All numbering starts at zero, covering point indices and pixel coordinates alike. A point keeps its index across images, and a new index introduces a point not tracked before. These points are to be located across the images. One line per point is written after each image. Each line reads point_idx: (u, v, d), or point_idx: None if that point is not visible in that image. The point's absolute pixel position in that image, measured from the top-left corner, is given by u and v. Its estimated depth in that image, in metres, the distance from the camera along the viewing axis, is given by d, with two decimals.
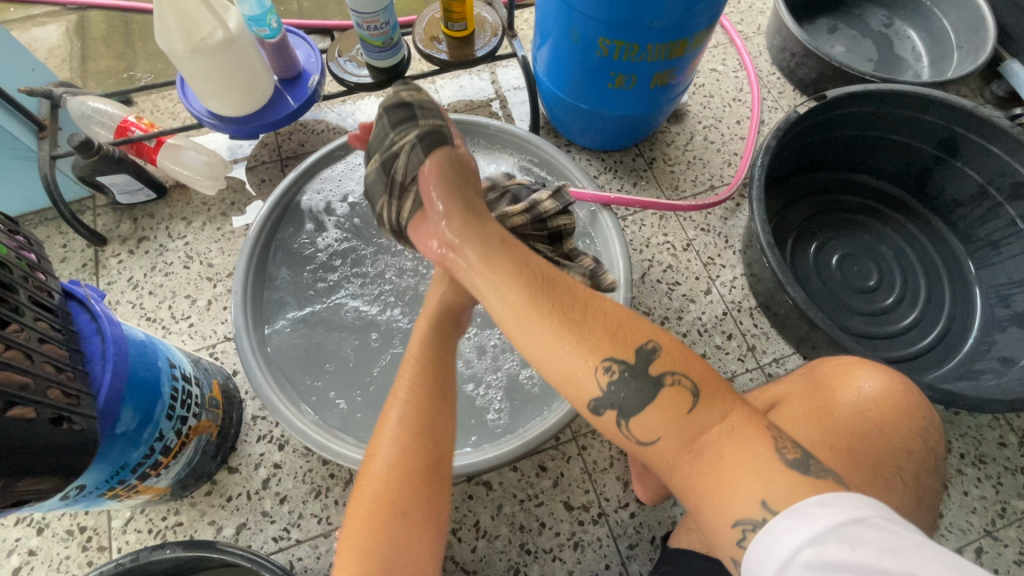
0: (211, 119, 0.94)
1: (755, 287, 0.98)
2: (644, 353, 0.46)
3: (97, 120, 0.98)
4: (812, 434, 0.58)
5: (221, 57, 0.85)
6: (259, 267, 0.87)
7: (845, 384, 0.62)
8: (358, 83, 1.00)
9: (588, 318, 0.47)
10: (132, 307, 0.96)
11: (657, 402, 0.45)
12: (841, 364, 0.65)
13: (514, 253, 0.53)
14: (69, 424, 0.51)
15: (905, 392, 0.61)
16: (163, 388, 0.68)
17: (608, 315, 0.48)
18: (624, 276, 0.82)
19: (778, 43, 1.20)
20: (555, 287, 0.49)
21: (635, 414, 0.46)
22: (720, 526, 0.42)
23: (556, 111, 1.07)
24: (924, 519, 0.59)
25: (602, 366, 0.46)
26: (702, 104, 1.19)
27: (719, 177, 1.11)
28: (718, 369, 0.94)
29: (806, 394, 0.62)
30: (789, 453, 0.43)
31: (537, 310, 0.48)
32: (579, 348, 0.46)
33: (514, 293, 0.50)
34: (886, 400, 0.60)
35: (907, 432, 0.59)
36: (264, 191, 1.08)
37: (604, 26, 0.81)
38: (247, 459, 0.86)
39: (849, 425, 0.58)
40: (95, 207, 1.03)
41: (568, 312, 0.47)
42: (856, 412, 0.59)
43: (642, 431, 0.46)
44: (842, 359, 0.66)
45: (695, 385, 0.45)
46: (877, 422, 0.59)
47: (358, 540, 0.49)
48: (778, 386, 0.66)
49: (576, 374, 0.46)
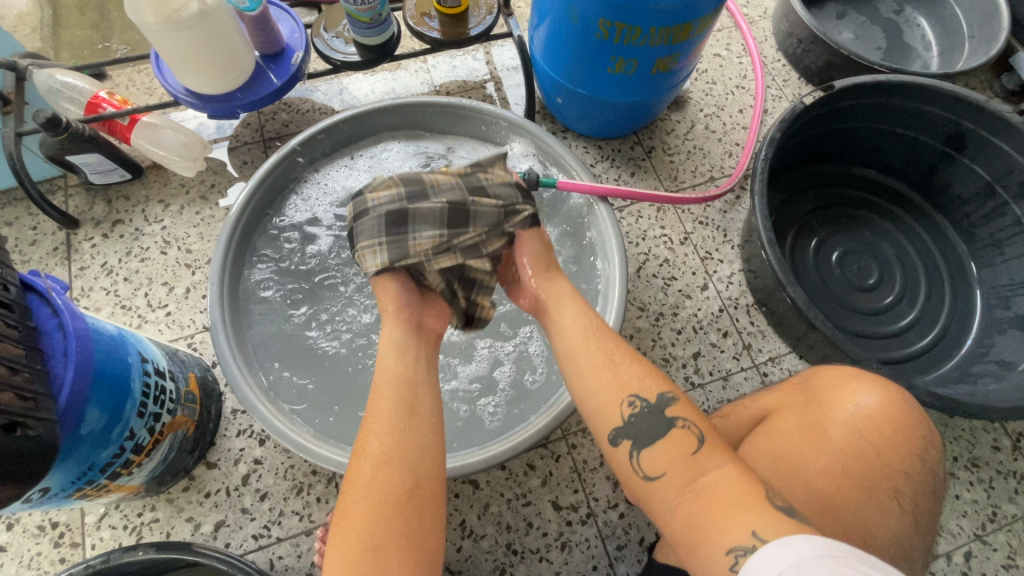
0: (188, 97, 0.89)
1: (753, 284, 0.95)
2: (664, 398, 0.57)
3: (66, 95, 0.92)
4: (805, 453, 0.56)
5: (197, 31, 0.79)
6: (241, 256, 0.83)
7: (840, 399, 0.58)
8: (344, 61, 0.94)
9: (639, 369, 0.59)
10: (106, 294, 0.92)
11: (668, 438, 0.54)
12: (836, 374, 0.61)
13: (578, 305, 0.66)
14: (22, 430, 0.47)
15: (905, 408, 0.58)
16: (134, 384, 0.65)
17: (647, 366, 0.60)
18: (620, 273, 0.79)
19: (786, 29, 1.16)
20: (606, 336, 0.63)
21: (648, 445, 0.54)
22: (714, 554, 0.45)
23: (552, 95, 1.02)
24: (925, 541, 0.57)
25: (627, 401, 0.57)
26: (705, 91, 1.15)
27: (719, 168, 1.08)
28: (712, 368, 0.92)
29: (799, 408, 0.59)
30: (779, 499, 0.48)
31: (587, 348, 0.61)
32: (612, 386, 0.58)
33: (574, 337, 0.63)
34: (882, 416, 0.57)
35: (905, 453, 0.57)
36: (246, 173, 1.03)
37: (605, 7, 0.77)
38: (227, 455, 0.83)
39: (843, 444, 0.56)
40: (66, 187, 0.98)
41: (624, 359, 0.60)
42: (851, 430, 0.56)
43: (650, 466, 0.53)
44: (841, 370, 0.62)
45: (702, 433, 0.53)
46: (873, 442, 0.56)
47: (346, 537, 0.49)
48: (770, 395, 0.63)
49: (606, 408, 0.58)
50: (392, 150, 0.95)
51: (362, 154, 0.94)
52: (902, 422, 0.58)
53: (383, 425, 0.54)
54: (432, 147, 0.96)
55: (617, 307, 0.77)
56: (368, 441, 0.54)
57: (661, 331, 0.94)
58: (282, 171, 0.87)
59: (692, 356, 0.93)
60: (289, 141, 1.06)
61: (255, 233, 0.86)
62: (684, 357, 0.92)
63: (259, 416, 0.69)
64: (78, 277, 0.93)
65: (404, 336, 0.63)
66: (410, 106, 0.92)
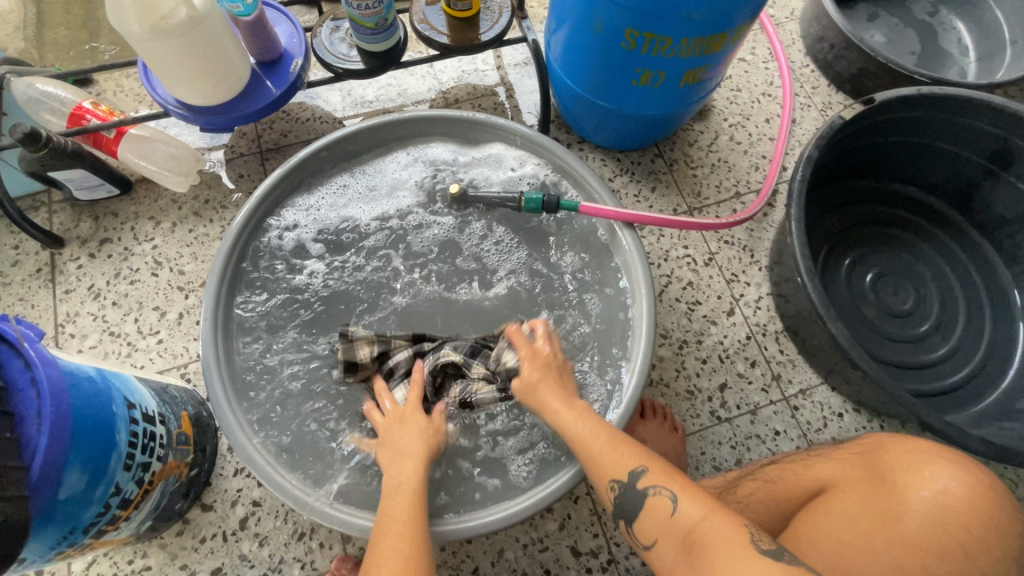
0: (179, 108, 0.82)
1: (783, 309, 0.89)
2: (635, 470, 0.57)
3: (48, 105, 0.86)
4: (872, 547, 0.50)
5: (186, 39, 0.73)
6: (237, 284, 0.77)
7: (914, 483, 0.52)
8: (347, 69, 0.87)
9: (607, 442, 0.60)
10: (94, 320, 0.86)
11: (645, 510, 0.55)
12: (901, 447, 0.56)
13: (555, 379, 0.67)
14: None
15: (996, 499, 0.51)
16: (119, 435, 0.59)
17: (613, 437, 0.61)
18: (648, 305, 0.73)
19: (816, 31, 1.08)
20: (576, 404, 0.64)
21: (636, 518, 0.56)
22: None
23: (569, 104, 0.96)
24: None
25: (609, 485, 0.58)
26: (729, 99, 1.08)
27: (745, 183, 1.01)
28: (739, 401, 0.86)
29: (862, 488, 0.54)
30: (762, 545, 0.48)
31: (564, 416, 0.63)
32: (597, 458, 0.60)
33: (555, 405, 0.64)
34: (967, 506, 0.50)
35: (999, 553, 0.49)
36: (242, 187, 0.96)
37: (633, 15, 0.70)
38: (223, 496, 0.78)
39: (919, 539, 0.49)
40: (50, 203, 0.92)
41: (601, 434, 0.61)
42: (931, 523, 0.50)
43: (646, 538, 0.55)
44: (899, 439, 0.58)
45: (672, 493, 0.54)
46: (955, 537, 0.49)
47: None
48: (832, 467, 0.58)
49: (597, 481, 0.60)
50: (400, 161, 0.87)
51: (367, 167, 0.87)
52: (994, 514, 0.51)
53: (405, 517, 0.57)
54: (442, 157, 0.88)
55: (645, 345, 0.71)
56: (389, 532, 0.56)
57: (685, 361, 0.88)
58: (281, 193, 0.81)
59: (718, 388, 0.87)
60: (288, 153, 0.99)
61: (253, 256, 0.80)
62: (709, 389, 0.87)
63: (259, 470, 0.65)
64: (63, 301, 0.87)
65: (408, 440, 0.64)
66: (416, 119, 0.85)
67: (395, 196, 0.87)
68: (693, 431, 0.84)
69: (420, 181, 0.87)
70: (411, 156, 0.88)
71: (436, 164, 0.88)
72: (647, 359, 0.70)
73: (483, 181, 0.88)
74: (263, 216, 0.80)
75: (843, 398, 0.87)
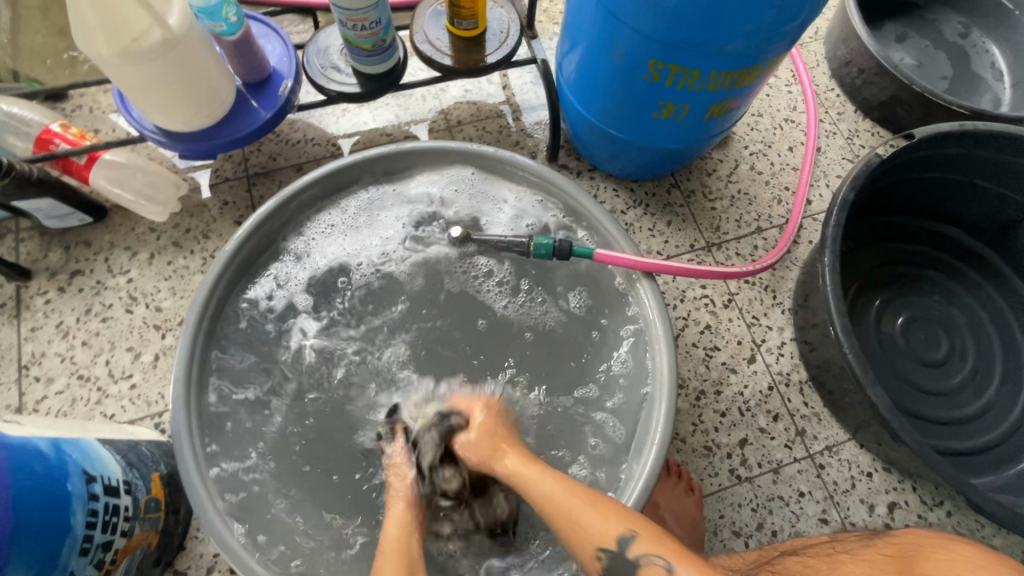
0: (158, 134, 0.75)
1: (808, 358, 0.83)
2: (622, 539, 0.45)
3: (14, 128, 0.79)
4: None
5: (164, 63, 0.66)
6: (215, 334, 0.71)
7: None
8: (341, 92, 0.80)
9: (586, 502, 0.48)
10: (61, 362, 0.79)
11: None
12: (942, 556, 0.41)
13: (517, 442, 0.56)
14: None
15: None
16: (74, 517, 0.52)
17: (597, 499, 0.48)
18: (669, 366, 0.66)
19: (843, 54, 1.02)
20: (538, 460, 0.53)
21: None
22: None
23: (579, 131, 0.89)
24: None
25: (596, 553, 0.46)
26: (749, 125, 1.01)
27: (768, 217, 0.95)
28: (761, 459, 0.80)
29: None
30: None
31: (532, 470, 0.52)
32: (578, 514, 0.48)
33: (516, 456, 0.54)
34: None
35: None
36: (226, 215, 0.89)
37: (658, 46, 0.63)
38: (198, 562, 0.72)
39: None
40: (17, 230, 0.85)
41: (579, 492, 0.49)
42: None
43: None
44: (940, 544, 0.43)
45: (670, 567, 0.43)
46: None
47: None
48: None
49: (576, 550, 0.47)
50: (394, 196, 0.81)
51: (359, 202, 0.80)
52: None
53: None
54: (440, 193, 0.82)
55: (665, 414, 0.64)
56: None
57: (702, 414, 0.82)
58: (267, 235, 0.75)
59: (738, 444, 0.81)
60: (277, 177, 0.92)
61: (232, 302, 0.73)
62: (729, 446, 0.80)
63: (234, 556, 0.58)
64: (28, 339, 0.80)
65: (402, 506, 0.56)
66: (413, 152, 0.79)
67: (390, 236, 0.80)
68: (711, 492, 0.78)
69: (417, 219, 0.81)
70: (406, 191, 0.82)
71: (434, 201, 0.82)
72: (666, 429, 0.63)
73: (487, 220, 0.81)
74: (256, 250, 0.75)
75: (872, 456, 0.81)
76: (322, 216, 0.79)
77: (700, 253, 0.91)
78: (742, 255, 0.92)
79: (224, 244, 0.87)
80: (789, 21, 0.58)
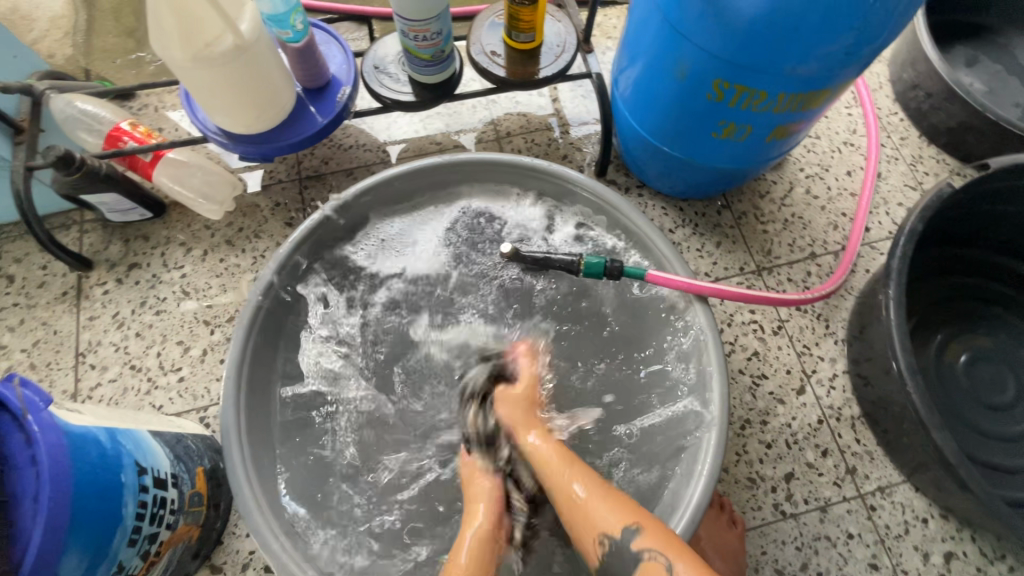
0: (220, 136, 0.77)
1: (862, 393, 0.79)
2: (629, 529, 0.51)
3: (88, 124, 0.83)
4: None
5: (233, 68, 0.68)
6: (266, 336, 0.71)
7: None
8: (396, 100, 0.81)
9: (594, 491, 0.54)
10: (115, 352, 0.82)
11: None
12: None
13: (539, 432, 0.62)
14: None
15: None
16: (126, 508, 0.53)
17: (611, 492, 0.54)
18: (721, 394, 0.65)
19: (909, 77, 0.98)
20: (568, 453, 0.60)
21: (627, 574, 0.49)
22: None
23: (630, 146, 0.87)
24: None
25: (598, 539, 0.52)
26: (806, 146, 0.98)
27: (822, 243, 0.91)
28: (808, 495, 0.77)
29: None
30: None
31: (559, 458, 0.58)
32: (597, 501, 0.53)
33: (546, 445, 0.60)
34: None
35: None
36: (278, 216, 0.91)
37: (725, 66, 0.62)
38: (234, 558, 0.73)
39: None
40: (81, 221, 0.89)
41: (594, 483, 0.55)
42: None
43: None
44: None
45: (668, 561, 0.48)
46: None
47: None
48: None
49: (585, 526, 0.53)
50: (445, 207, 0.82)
51: (409, 211, 0.81)
52: None
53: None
54: (488, 204, 0.82)
55: (716, 444, 0.62)
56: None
57: (746, 443, 0.79)
58: (321, 239, 0.76)
59: (784, 478, 0.77)
60: (328, 181, 0.94)
61: (284, 303, 0.74)
62: (774, 479, 0.77)
63: (273, 555, 0.59)
64: (86, 328, 0.83)
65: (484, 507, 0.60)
66: (465, 163, 0.78)
67: (440, 246, 0.81)
68: (754, 527, 0.75)
69: (468, 230, 0.81)
70: (458, 202, 0.82)
71: (487, 213, 0.82)
72: (717, 460, 0.62)
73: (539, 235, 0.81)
74: (310, 250, 0.76)
75: (928, 501, 0.77)
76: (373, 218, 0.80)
77: (750, 277, 0.89)
78: (794, 281, 0.89)
79: (274, 245, 0.89)
80: (865, 46, 0.56)
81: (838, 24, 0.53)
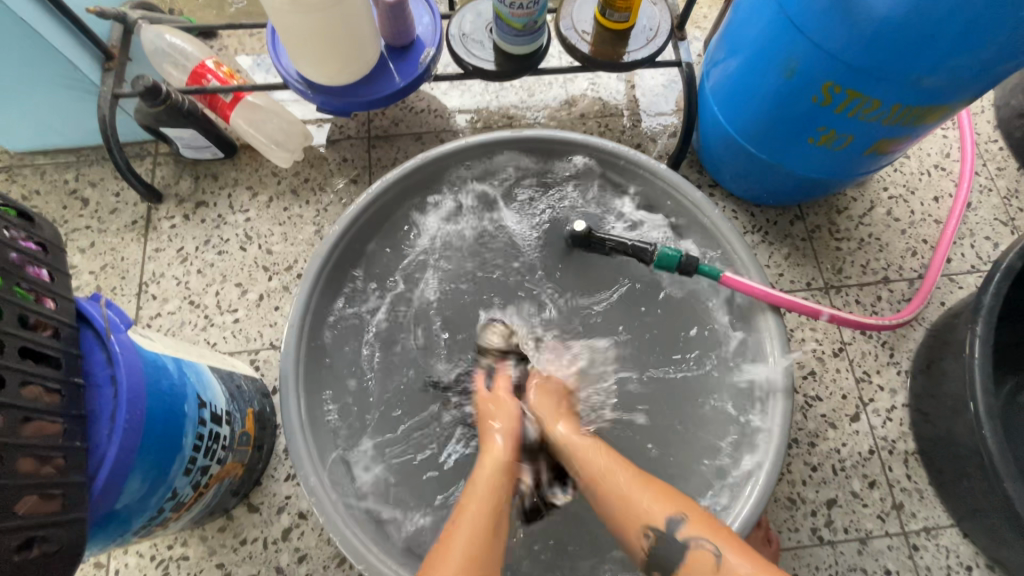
0: (301, 84, 0.77)
1: (921, 429, 0.76)
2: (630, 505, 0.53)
3: (174, 58, 0.84)
4: None
5: (328, 14, 0.67)
6: (332, 284, 0.72)
7: None
8: (478, 68, 0.80)
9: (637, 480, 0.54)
10: (177, 285, 0.84)
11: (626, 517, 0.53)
12: None
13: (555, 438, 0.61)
14: (39, 546, 0.38)
15: None
16: (186, 437, 0.54)
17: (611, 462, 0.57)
18: (784, 411, 0.63)
19: (1019, 105, 0.91)
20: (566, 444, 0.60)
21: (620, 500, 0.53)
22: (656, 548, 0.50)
23: (711, 141, 0.83)
24: None
25: (643, 531, 0.51)
26: (893, 165, 0.93)
27: (898, 268, 0.87)
28: (848, 526, 0.74)
29: None
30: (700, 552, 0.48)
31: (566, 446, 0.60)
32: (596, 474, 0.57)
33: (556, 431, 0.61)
34: None
35: None
36: (343, 172, 0.91)
37: (843, 68, 0.58)
38: (271, 500, 0.75)
39: None
40: (156, 154, 0.91)
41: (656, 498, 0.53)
42: None
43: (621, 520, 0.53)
44: None
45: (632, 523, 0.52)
46: None
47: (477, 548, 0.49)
48: None
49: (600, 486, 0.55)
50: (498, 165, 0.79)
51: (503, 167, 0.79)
52: None
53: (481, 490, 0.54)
54: (535, 172, 0.81)
55: (776, 452, 0.62)
56: (456, 534, 0.50)
57: (791, 463, 0.77)
58: (408, 182, 0.75)
59: (826, 503, 0.75)
60: (396, 143, 0.93)
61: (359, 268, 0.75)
62: (815, 503, 0.75)
63: (317, 500, 0.59)
64: (151, 259, 0.85)
65: (502, 440, 0.59)
66: (528, 139, 0.76)
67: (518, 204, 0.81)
68: (787, 548, 0.73)
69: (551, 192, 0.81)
70: (514, 157, 0.79)
71: (541, 169, 0.80)
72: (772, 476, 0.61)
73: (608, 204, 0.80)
74: (382, 205, 0.75)
75: (976, 550, 0.73)
76: (450, 175, 0.78)
77: (816, 293, 0.85)
78: (862, 304, 0.85)
79: (338, 200, 0.89)
80: (1003, 63, 0.52)
81: (984, 33, 0.50)
